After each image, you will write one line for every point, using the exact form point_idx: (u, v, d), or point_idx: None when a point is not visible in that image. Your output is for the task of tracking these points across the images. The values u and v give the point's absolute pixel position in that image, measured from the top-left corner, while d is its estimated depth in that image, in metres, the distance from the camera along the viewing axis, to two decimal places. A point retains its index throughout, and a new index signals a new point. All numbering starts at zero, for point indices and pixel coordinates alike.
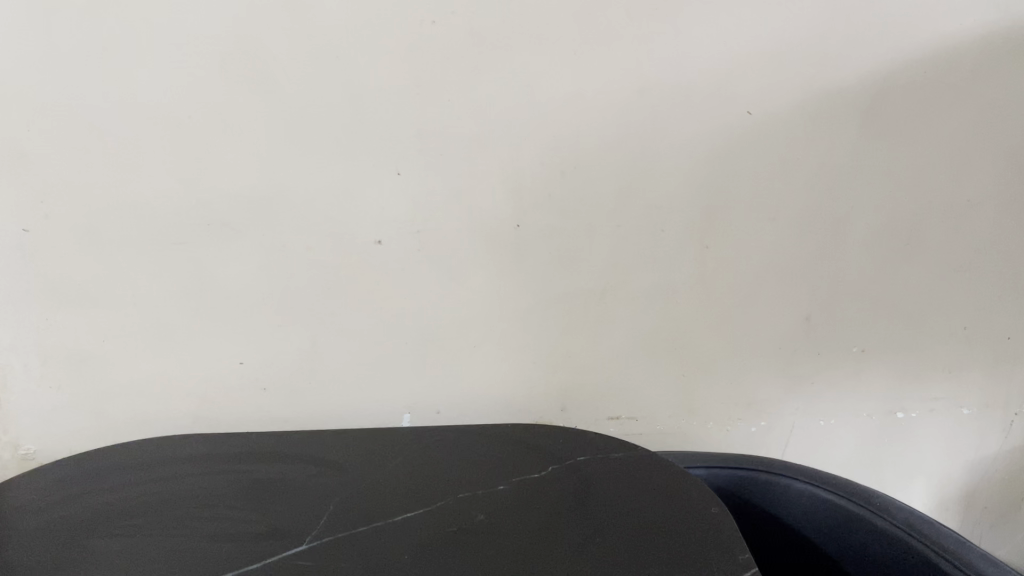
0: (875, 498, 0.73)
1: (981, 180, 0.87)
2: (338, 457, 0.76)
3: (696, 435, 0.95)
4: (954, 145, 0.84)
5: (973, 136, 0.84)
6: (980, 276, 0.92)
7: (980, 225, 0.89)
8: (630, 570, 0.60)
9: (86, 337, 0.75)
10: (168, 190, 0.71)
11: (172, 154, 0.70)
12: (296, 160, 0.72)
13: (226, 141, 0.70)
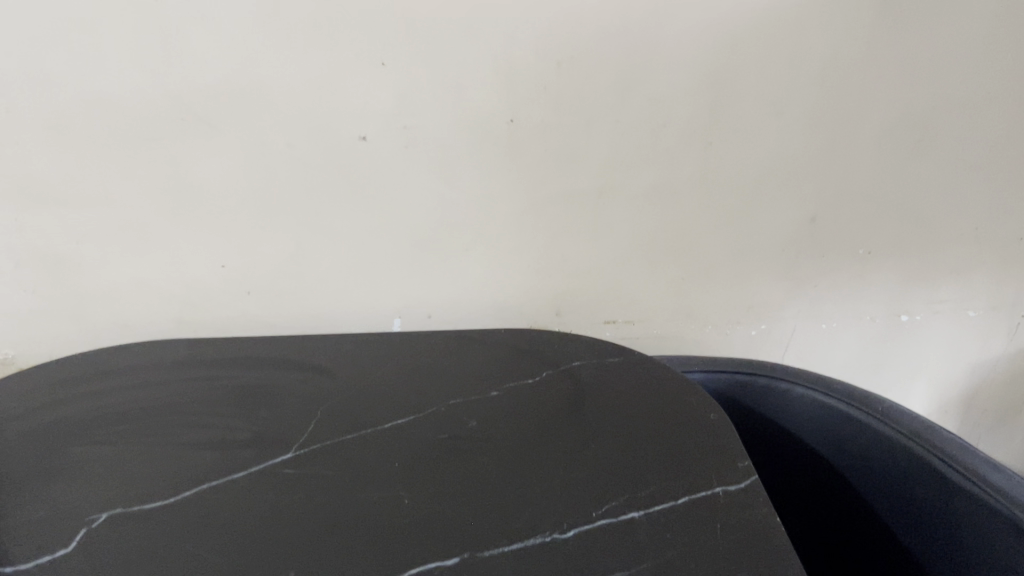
0: (876, 403, 0.72)
1: (1006, 74, 0.81)
2: (327, 362, 0.73)
3: (694, 338, 0.93)
4: (979, 35, 0.78)
5: (998, 24, 0.78)
6: (994, 174, 0.88)
7: (999, 120, 0.84)
8: (626, 479, 0.59)
9: (59, 240, 0.72)
10: (135, 82, 0.66)
11: (137, 43, 0.64)
12: (274, 51, 0.67)
13: (195, 29, 0.64)
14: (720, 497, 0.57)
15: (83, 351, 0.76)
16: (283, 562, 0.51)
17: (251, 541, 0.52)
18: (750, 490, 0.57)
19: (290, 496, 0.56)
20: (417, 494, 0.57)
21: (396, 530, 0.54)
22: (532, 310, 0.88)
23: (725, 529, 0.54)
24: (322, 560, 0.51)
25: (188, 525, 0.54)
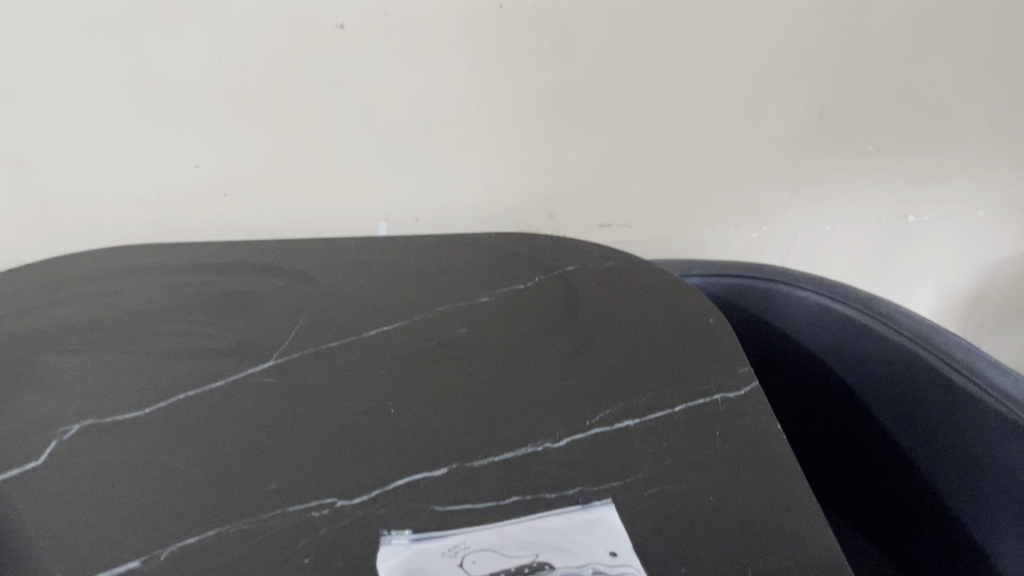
0: (881, 306, 0.69)
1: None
2: (309, 267, 0.70)
3: (692, 240, 0.90)
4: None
5: None
6: (1014, 64, 0.83)
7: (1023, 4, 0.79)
8: (621, 387, 0.56)
9: (19, 139, 0.68)
10: None
11: None
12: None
13: None
14: (718, 404, 0.54)
15: (53, 256, 0.73)
16: (263, 475, 0.49)
17: (228, 454, 0.50)
18: (750, 398, 0.55)
19: (271, 406, 0.54)
20: (403, 403, 0.55)
21: (381, 441, 0.51)
22: (524, 212, 0.84)
23: (723, 439, 0.52)
24: (304, 473, 0.49)
25: (164, 438, 0.51)
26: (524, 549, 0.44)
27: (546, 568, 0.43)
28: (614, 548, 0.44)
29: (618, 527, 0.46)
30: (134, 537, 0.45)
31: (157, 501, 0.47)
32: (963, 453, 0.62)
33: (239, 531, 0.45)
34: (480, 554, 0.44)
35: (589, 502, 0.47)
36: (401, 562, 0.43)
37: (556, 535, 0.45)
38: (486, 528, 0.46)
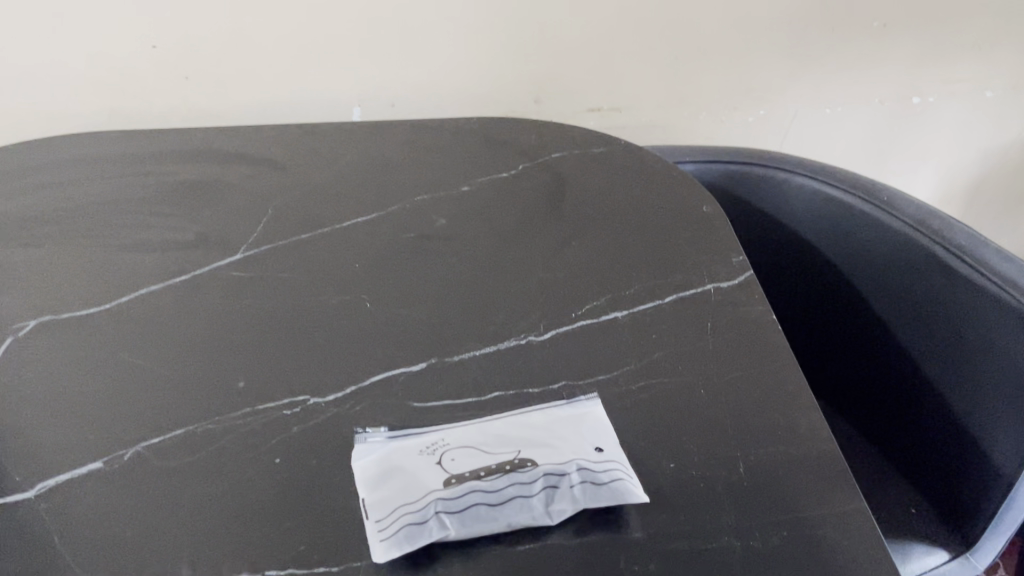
0: (881, 193, 0.66)
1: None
2: (279, 155, 0.66)
3: (685, 126, 0.86)
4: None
5: None
6: None
7: None
8: (609, 279, 0.54)
9: None
10: None
11: None
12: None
13: None
14: (710, 295, 0.52)
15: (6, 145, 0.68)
16: (231, 373, 0.46)
17: (194, 352, 0.48)
18: (745, 288, 0.53)
19: (240, 301, 0.51)
20: (379, 297, 0.52)
21: (356, 337, 0.49)
22: (509, 96, 0.79)
23: (715, 331, 0.49)
24: (275, 371, 0.46)
25: (127, 335, 0.49)
26: (505, 446, 0.42)
27: (529, 465, 0.41)
28: (599, 443, 0.42)
29: (605, 426, 0.43)
30: (95, 439, 0.42)
31: (119, 400, 0.44)
32: (960, 343, 0.60)
33: (207, 431, 0.43)
34: (459, 452, 0.42)
35: (574, 397, 0.45)
36: (376, 461, 0.41)
37: (540, 433, 0.43)
38: (466, 426, 0.43)
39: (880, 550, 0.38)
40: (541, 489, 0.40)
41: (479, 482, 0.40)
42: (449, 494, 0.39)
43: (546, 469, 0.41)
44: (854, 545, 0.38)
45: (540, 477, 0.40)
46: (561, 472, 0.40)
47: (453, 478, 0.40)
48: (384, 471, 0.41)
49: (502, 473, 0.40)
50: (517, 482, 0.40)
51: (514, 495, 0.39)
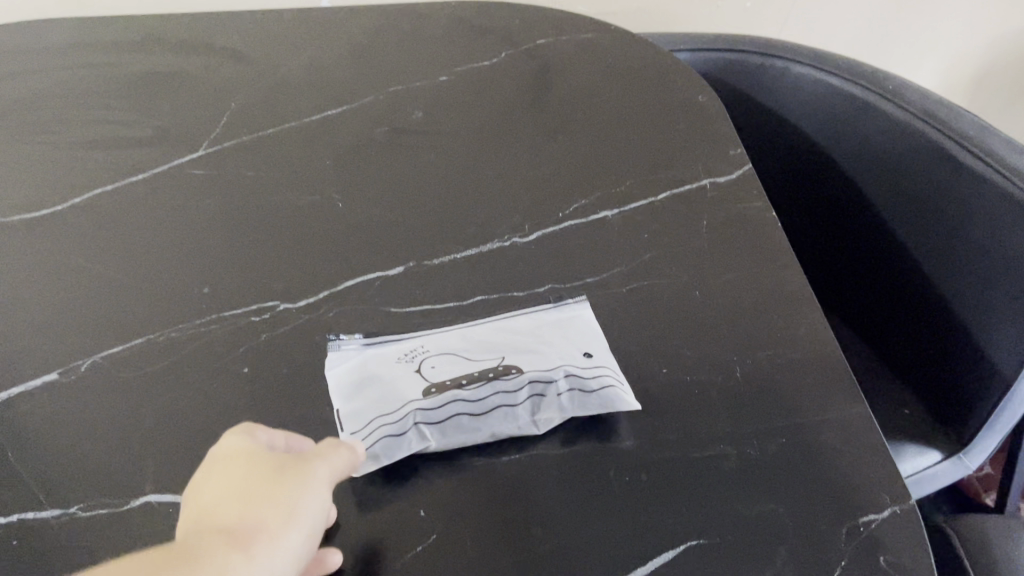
0: (885, 81, 0.62)
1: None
2: (240, 43, 0.61)
3: (679, 13, 0.81)
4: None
5: None
6: None
7: None
8: (598, 174, 0.50)
9: None
10: None
11: None
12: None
13: None
14: (706, 191, 0.49)
15: None
16: (193, 278, 0.43)
17: (154, 256, 0.44)
18: (742, 183, 0.49)
19: (203, 201, 0.48)
20: (352, 196, 0.49)
21: (328, 239, 0.46)
22: None
23: (712, 228, 0.46)
24: (241, 276, 0.43)
25: (81, 239, 0.45)
26: (489, 353, 0.39)
27: (514, 372, 0.38)
28: (588, 349, 0.40)
29: (594, 331, 0.41)
30: (49, 347, 0.40)
31: (75, 306, 0.42)
32: (963, 240, 0.58)
33: (170, 339, 0.40)
34: (439, 359, 0.39)
35: (561, 299, 0.43)
36: (350, 371, 0.39)
37: (525, 339, 0.40)
38: (446, 334, 0.41)
39: (882, 455, 0.36)
40: (526, 398, 0.37)
41: (461, 390, 0.37)
42: (428, 403, 0.37)
43: (532, 375, 0.38)
44: (855, 451, 0.36)
45: (526, 384, 0.38)
46: (549, 379, 0.38)
47: (432, 386, 0.37)
48: (360, 381, 0.38)
49: (485, 381, 0.38)
50: (502, 390, 0.37)
51: (498, 403, 0.37)
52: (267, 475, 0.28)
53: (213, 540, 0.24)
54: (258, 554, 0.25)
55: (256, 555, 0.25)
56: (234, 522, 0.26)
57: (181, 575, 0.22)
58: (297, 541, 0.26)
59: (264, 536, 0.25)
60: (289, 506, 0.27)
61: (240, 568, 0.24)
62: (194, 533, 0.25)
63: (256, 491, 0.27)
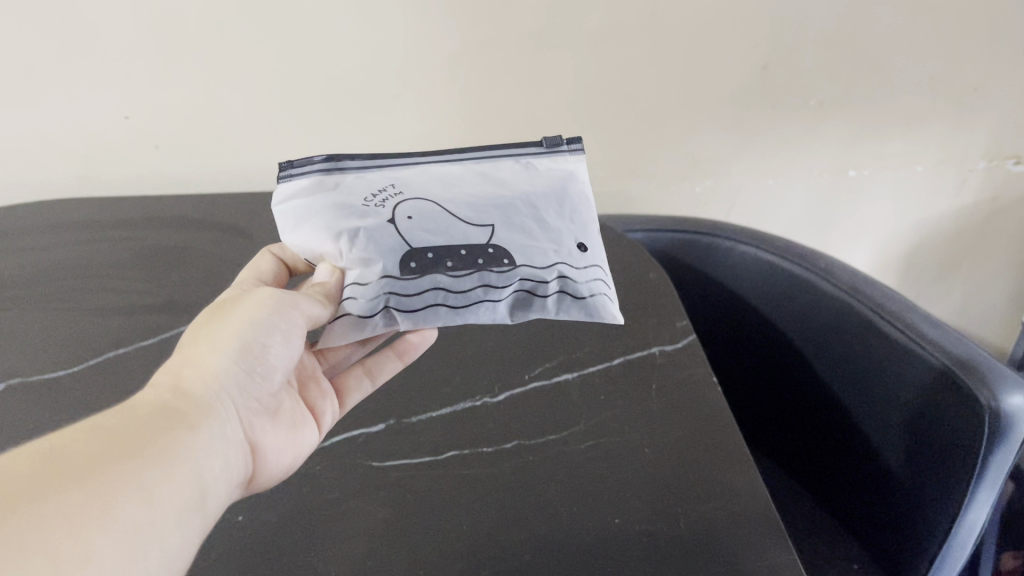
0: (820, 262, 0.70)
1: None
2: (244, 222, 0.69)
3: (637, 196, 0.89)
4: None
5: None
6: (968, 16, 0.75)
7: None
8: (562, 345, 0.56)
9: None
10: None
11: None
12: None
13: None
14: (656, 357, 0.55)
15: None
16: None
17: None
18: (687, 351, 0.55)
19: None
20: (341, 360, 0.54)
21: None
22: None
23: (661, 392, 0.52)
24: None
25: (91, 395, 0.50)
26: (479, 222, 0.45)
27: (507, 262, 0.44)
28: (582, 243, 0.47)
29: (585, 201, 0.49)
30: None
31: None
32: (893, 405, 0.63)
33: None
34: (418, 214, 0.44)
35: (556, 146, 0.50)
36: (323, 207, 0.44)
37: (518, 209, 0.46)
38: (432, 184, 0.46)
39: None
40: (511, 293, 0.44)
41: (445, 277, 0.43)
42: (404, 286, 0.43)
43: (523, 269, 0.44)
44: None
45: (516, 278, 0.44)
46: (537, 277, 0.44)
47: (411, 260, 0.43)
48: (329, 216, 0.44)
49: (474, 270, 0.43)
50: (487, 283, 0.44)
51: (484, 298, 0.43)
52: (205, 333, 0.41)
53: (161, 394, 0.36)
54: (202, 403, 0.37)
55: (196, 395, 0.37)
56: (179, 383, 0.38)
57: (153, 419, 0.35)
58: (231, 368, 0.39)
59: (198, 384, 0.38)
60: (217, 347, 0.39)
61: (191, 411, 0.36)
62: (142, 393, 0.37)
63: (199, 349, 0.39)
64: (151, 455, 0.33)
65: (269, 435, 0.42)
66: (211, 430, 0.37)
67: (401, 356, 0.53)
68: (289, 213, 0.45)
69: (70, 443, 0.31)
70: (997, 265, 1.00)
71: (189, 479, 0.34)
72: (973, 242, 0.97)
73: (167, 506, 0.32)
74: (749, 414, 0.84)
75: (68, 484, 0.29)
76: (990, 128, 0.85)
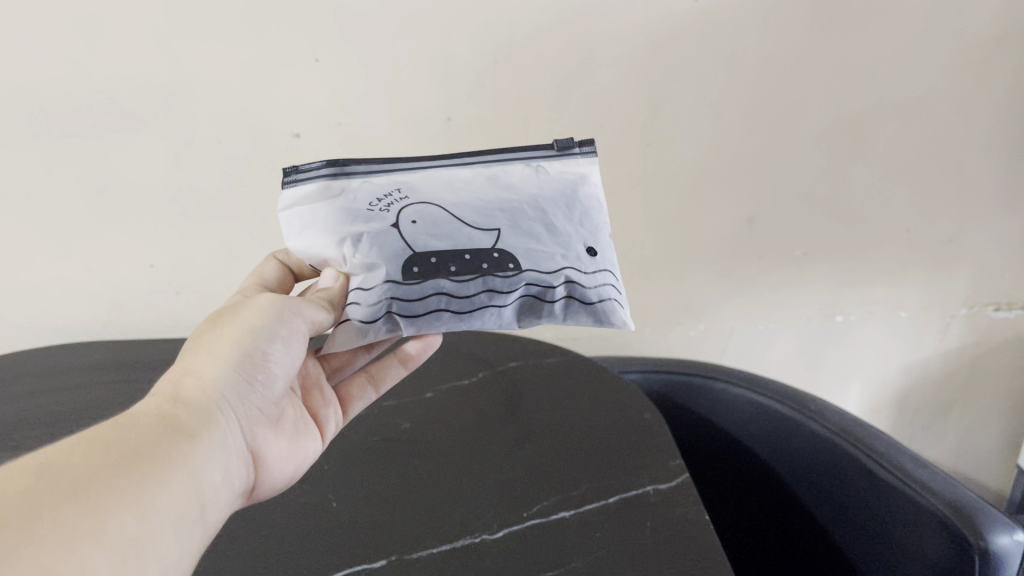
0: (810, 403, 0.72)
1: (966, 52, 0.72)
2: None
3: (633, 340, 0.92)
4: (920, 20, 0.69)
5: (945, 24, 0.70)
6: (936, 175, 0.81)
7: (939, 114, 0.76)
8: (559, 480, 0.57)
9: None
10: (45, 81, 0.62)
11: (45, 45, 0.61)
12: (185, 36, 0.62)
13: (111, 47, 0.62)
14: (649, 495, 0.55)
15: (19, 352, 0.76)
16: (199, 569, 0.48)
17: None
18: (681, 488, 0.56)
19: None
20: (344, 495, 0.56)
21: (318, 535, 0.51)
22: None
23: (656, 528, 0.52)
24: (243, 567, 0.48)
25: None
26: (486, 228, 0.49)
27: (512, 268, 0.49)
28: (589, 246, 0.52)
29: (592, 200, 0.53)
30: None
31: None
32: (887, 544, 0.64)
33: None
34: (423, 220, 0.49)
35: (567, 148, 0.54)
36: (331, 214, 0.49)
37: (526, 212, 0.50)
38: (438, 188, 0.50)
39: None
40: (516, 298, 0.49)
41: (448, 282, 0.48)
42: (406, 292, 0.48)
43: (527, 274, 0.49)
44: None
45: (520, 283, 0.49)
46: (542, 282, 0.49)
47: (414, 265, 0.48)
48: (336, 222, 0.49)
49: (478, 276, 0.48)
50: (491, 287, 0.48)
51: (489, 303, 0.48)
52: (206, 344, 0.44)
53: (161, 408, 0.39)
54: (197, 417, 0.40)
55: (196, 405, 0.40)
56: (177, 397, 0.41)
57: (155, 431, 0.37)
58: (232, 375, 0.43)
59: (197, 397, 0.41)
60: (219, 356, 0.43)
61: (187, 424, 0.39)
62: (145, 401, 0.40)
63: (199, 360, 0.43)
64: (151, 467, 0.35)
65: (268, 438, 0.46)
66: (207, 442, 0.40)
67: (404, 363, 0.60)
68: (299, 216, 0.49)
69: (66, 457, 0.33)
70: (987, 407, 1.02)
71: (187, 492, 0.36)
72: (962, 385, 1.00)
73: (162, 520, 0.34)
74: (746, 555, 0.83)
75: (64, 497, 0.31)
76: (967, 276, 0.89)
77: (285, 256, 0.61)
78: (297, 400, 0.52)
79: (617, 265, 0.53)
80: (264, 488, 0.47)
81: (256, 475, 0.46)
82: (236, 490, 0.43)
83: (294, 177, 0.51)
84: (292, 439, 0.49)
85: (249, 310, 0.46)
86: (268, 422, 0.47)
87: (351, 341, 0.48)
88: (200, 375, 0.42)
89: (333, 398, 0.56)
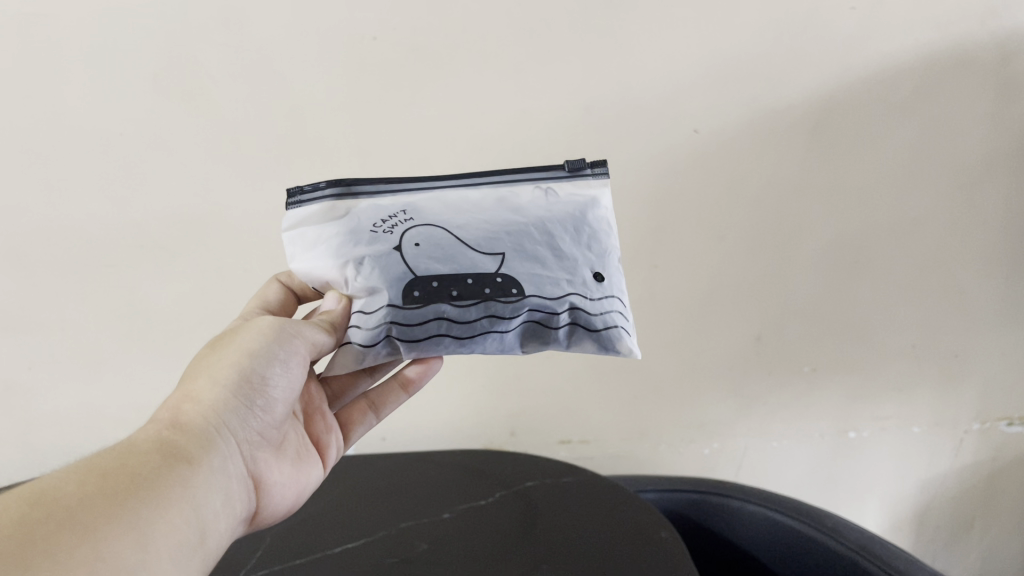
0: (827, 521, 0.72)
1: (957, 175, 0.75)
2: None
3: (647, 457, 0.93)
4: (908, 144, 0.73)
5: (929, 147, 0.74)
6: (939, 289, 0.83)
7: (933, 237, 0.79)
8: None
9: (23, 366, 0.74)
10: (81, 215, 0.66)
11: (86, 183, 0.65)
12: (217, 173, 0.66)
13: (148, 183, 0.66)
14: None
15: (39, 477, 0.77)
16: None
17: None
18: None
19: None
20: None
21: None
22: (487, 430, 0.88)
23: None
24: None
25: None
26: (490, 252, 0.51)
27: (515, 293, 0.50)
28: (597, 271, 0.53)
29: (602, 221, 0.54)
30: None
31: None
32: None
33: None
34: (426, 240, 0.51)
35: (580, 171, 0.56)
36: (337, 234, 0.52)
37: (532, 236, 0.52)
38: (442, 210, 0.53)
39: None
40: (518, 324, 0.51)
41: (449, 307, 0.50)
42: (407, 318, 0.49)
43: (530, 300, 0.51)
44: None
45: (523, 309, 0.50)
46: (546, 308, 0.51)
47: (415, 291, 0.50)
48: (341, 242, 0.51)
49: (479, 302, 0.50)
50: (493, 314, 0.50)
51: (490, 330, 0.50)
52: (202, 369, 0.47)
53: (159, 438, 0.42)
54: (195, 444, 0.42)
55: (193, 432, 0.43)
56: (175, 425, 0.43)
57: (151, 459, 0.40)
58: (231, 400, 0.45)
59: (195, 424, 0.43)
60: (218, 380, 0.45)
61: (184, 450, 0.41)
62: (144, 429, 0.42)
63: (196, 386, 0.46)
64: (146, 494, 0.37)
65: (267, 465, 0.49)
66: (204, 466, 0.42)
67: (406, 390, 0.62)
68: (304, 236, 0.52)
69: (63, 489, 0.36)
70: (1008, 525, 1.01)
71: (184, 520, 0.38)
72: (981, 503, 0.99)
73: (158, 549, 0.36)
74: None
75: (60, 529, 0.33)
76: (975, 391, 0.90)
77: (287, 278, 0.64)
78: (299, 425, 0.55)
79: (625, 289, 0.54)
80: (267, 511, 0.49)
81: (257, 503, 0.48)
82: (236, 513, 0.45)
83: (298, 198, 0.54)
84: (294, 462, 0.52)
85: (245, 332, 0.49)
86: (269, 446, 0.49)
87: (350, 364, 0.50)
88: (198, 400, 0.45)
89: (334, 424, 0.58)
